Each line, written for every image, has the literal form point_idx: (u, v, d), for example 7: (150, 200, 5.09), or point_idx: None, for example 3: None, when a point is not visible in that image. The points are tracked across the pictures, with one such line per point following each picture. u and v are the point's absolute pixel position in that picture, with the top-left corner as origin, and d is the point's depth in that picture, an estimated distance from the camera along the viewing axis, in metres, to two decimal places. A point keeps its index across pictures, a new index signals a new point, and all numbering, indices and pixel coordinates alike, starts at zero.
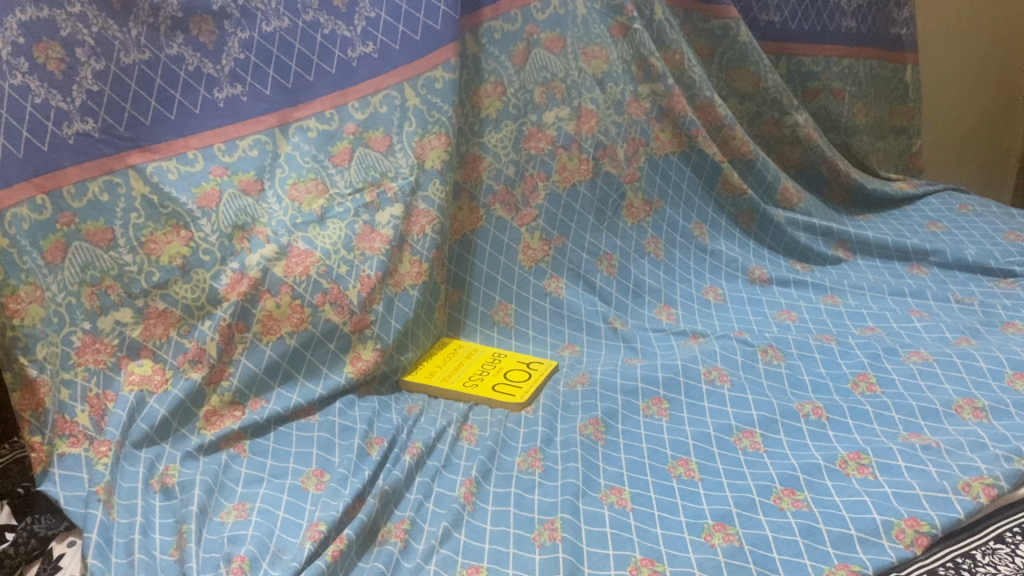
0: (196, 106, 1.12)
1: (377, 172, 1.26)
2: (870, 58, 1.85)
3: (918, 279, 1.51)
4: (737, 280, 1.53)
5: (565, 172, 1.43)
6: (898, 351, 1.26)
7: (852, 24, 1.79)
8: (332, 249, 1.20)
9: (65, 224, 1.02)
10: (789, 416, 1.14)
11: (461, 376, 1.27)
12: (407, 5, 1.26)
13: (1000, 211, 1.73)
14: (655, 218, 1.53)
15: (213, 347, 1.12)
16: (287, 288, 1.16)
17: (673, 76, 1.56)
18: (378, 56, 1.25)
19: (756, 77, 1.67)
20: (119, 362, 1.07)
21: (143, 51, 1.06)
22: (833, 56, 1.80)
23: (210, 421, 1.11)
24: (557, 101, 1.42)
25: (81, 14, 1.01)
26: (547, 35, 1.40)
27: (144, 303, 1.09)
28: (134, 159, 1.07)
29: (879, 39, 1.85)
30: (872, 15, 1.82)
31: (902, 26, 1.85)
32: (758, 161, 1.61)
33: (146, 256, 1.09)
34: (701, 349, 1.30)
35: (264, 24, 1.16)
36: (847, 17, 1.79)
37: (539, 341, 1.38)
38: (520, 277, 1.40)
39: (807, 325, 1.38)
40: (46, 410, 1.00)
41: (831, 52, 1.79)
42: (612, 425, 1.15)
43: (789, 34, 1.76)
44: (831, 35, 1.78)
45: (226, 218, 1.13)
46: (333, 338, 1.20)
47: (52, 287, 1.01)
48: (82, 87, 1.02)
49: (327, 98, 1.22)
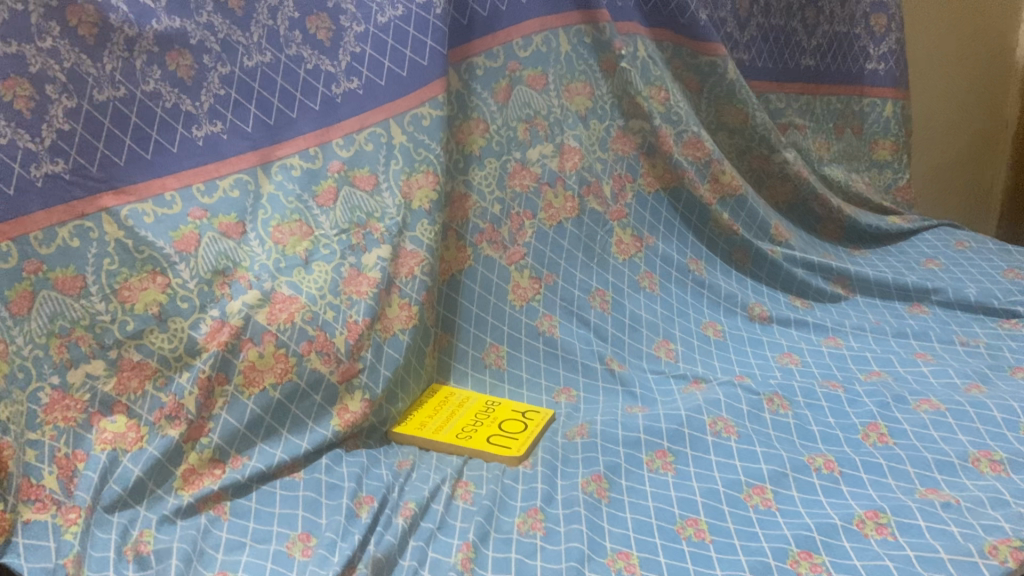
0: (173, 144, 1.05)
1: (363, 213, 1.19)
2: (834, 95, 1.85)
3: (920, 319, 1.47)
4: (736, 316, 1.47)
5: (551, 210, 1.38)
6: (907, 399, 1.21)
7: (811, 61, 1.80)
8: (318, 294, 1.13)
9: (32, 272, 0.96)
10: (800, 470, 1.09)
11: (453, 428, 1.20)
12: (393, 40, 1.20)
13: (997, 247, 1.69)
14: (646, 254, 1.47)
15: (191, 403, 1.05)
16: (270, 337, 1.09)
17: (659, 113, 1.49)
18: (363, 92, 1.19)
19: (744, 114, 1.63)
20: (91, 419, 1.01)
21: (118, 88, 1.00)
22: (793, 93, 1.80)
23: (188, 481, 1.04)
24: (540, 139, 1.37)
25: (52, 49, 0.95)
26: (530, 72, 1.35)
27: (117, 354, 1.02)
28: (108, 202, 1.01)
29: (848, 76, 1.85)
30: (832, 52, 1.82)
31: (876, 61, 1.85)
32: (749, 198, 1.56)
33: (120, 304, 1.02)
34: (704, 396, 1.23)
35: (245, 58, 1.10)
36: (807, 54, 1.80)
37: (533, 384, 1.31)
38: (511, 317, 1.33)
39: (811, 369, 1.32)
40: (10, 474, 0.94)
41: (791, 90, 1.79)
42: (616, 481, 1.09)
43: (752, 72, 1.74)
44: (792, 72, 1.79)
45: (206, 263, 1.07)
46: (319, 389, 1.13)
47: (18, 340, 0.95)
48: (52, 126, 0.96)
49: (311, 135, 1.16)
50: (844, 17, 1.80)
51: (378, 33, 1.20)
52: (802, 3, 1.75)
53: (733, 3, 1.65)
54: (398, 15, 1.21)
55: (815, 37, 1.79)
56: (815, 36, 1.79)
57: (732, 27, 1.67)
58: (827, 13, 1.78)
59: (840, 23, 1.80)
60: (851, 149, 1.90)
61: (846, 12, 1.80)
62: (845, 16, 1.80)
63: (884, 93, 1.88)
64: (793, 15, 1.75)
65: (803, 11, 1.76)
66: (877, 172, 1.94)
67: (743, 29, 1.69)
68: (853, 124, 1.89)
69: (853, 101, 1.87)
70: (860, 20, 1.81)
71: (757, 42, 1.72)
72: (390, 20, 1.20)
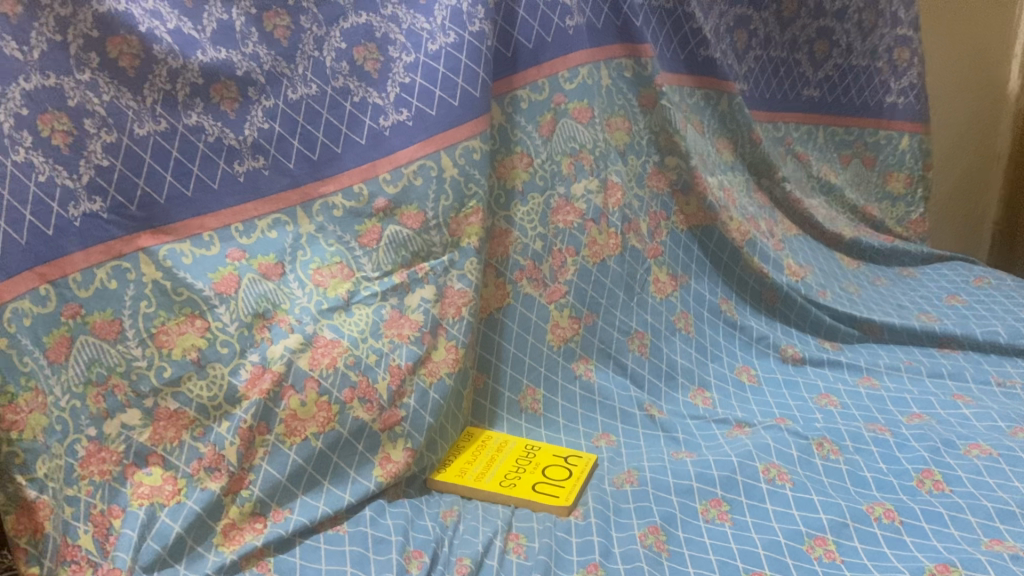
0: (214, 181, 1.00)
1: (409, 252, 1.15)
2: (850, 126, 1.84)
3: (951, 359, 1.45)
4: (769, 358, 1.46)
5: (595, 247, 1.34)
6: (957, 444, 1.19)
7: (815, 92, 1.80)
8: (360, 337, 1.09)
9: (70, 316, 0.90)
10: (860, 520, 1.06)
11: (495, 475, 1.16)
12: (444, 68, 1.15)
13: (1017, 284, 1.68)
14: (681, 293, 1.45)
15: (232, 454, 1.00)
16: (312, 383, 1.05)
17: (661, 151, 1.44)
18: (413, 124, 1.14)
19: (730, 143, 1.57)
20: (126, 472, 0.95)
21: (159, 121, 0.95)
22: (793, 122, 1.77)
23: (228, 536, 0.99)
24: (585, 173, 1.33)
25: (91, 81, 0.90)
26: (575, 104, 1.32)
27: (153, 402, 0.97)
28: (146, 242, 0.96)
29: (864, 109, 1.84)
30: (844, 84, 1.81)
31: (897, 95, 1.82)
32: (759, 242, 1.50)
33: (157, 349, 0.97)
34: (752, 441, 1.21)
35: (289, 91, 1.05)
36: (810, 85, 1.79)
37: (571, 430, 1.28)
38: (548, 357, 1.31)
39: (851, 412, 1.30)
40: (46, 535, 0.87)
41: (790, 119, 1.76)
42: (674, 532, 1.05)
43: (752, 104, 1.69)
44: (793, 102, 1.77)
45: (246, 305, 1.03)
46: (361, 438, 1.09)
47: (55, 391, 0.89)
48: (91, 162, 0.90)
49: (356, 171, 1.11)
50: (864, 51, 1.78)
51: (429, 62, 1.15)
52: (809, 36, 1.75)
53: (732, 36, 1.59)
54: (450, 42, 1.15)
55: (822, 70, 1.78)
56: (822, 69, 1.78)
57: (733, 60, 1.60)
58: (842, 47, 1.77)
59: (858, 57, 1.78)
60: (859, 177, 1.89)
61: (867, 46, 1.77)
62: (865, 50, 1.78)
63: (903, 127, 1.84)
64: (797, 48, 1.75)
65: (811, 45, 1.76)
66: (890, 205, 1.92)
67: (742, 60, 1.64)
68: (866, 155, 1.88)
69: (867, 133, 1.85)
70: (883, 54, 1.78)
71: (754, 74, 1.68)
72: (441, 48, 1.15)
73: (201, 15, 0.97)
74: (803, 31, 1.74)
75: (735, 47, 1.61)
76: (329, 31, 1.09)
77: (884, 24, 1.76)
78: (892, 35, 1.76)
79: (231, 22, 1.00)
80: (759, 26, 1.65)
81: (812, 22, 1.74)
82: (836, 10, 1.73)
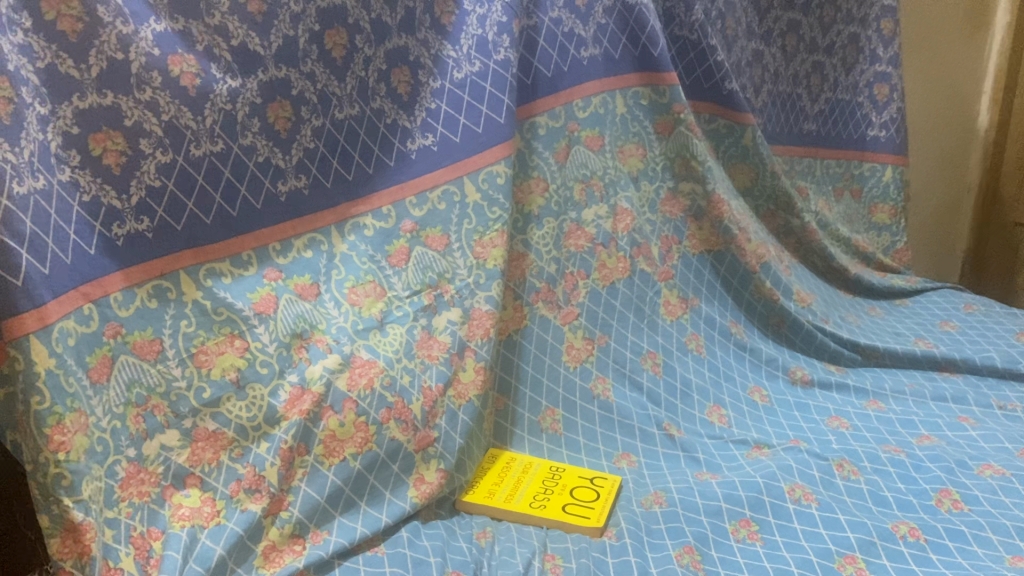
0: (259, 201, 1.01)
1: (434, 273, 1.16)
2: (838, 158, 1.86)
3: (952, 382, 1.48)
4: (779, 379, 1.49)
5: (604, 270, 1.37)
6: (970, 464, 1.23)
7: (813, 126, 1.82)
8: (394, 357, 1.09)
9: (111, 335, 0.88)
10: (887, 538, 1.08)
11: (524, 496, 1.17)
12: (469, 96, 1.17)
13: (1004, 310, 1.74)
14: (692, 316, 1.48)
15: (272, 475, 0.99)
16: (351, 404, 1.05)
17: (679, 176, 1.47)
18: (438, 149, 1.16)
19: (753, 171, 1.61)
20: (164, 494, 0.93)
21: (217, 142, 0.95)
22: (798, 156, 1.79)
23: (268, 558, 0.98)
24: (595, 199, 1.36)
25: (151, 101, 0.89)
26: (588, 132, 1.34)
27: (192, 423, 0.95)
28: (187, 261, 0.95)
29: (850, 142, 1.87)
30: (833, 118, 1.84)
31: (878, 128, 1.86)
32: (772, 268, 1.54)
33: (197, 369, 0.96)
34: (775, 462, 1.24)
35: (337, 109, 1.07)
36: (809, 119, 1.82)
37: (592, 449, 1.29)
38: (565, 378, 1.32)
39: (862, 433, 1.34)
40: (93, 558, 0.83)
41: (797, 153, 1.78)
42: (708, 552, 1.07)
43: (766, 137, 1.71)
44: (796, 137, 1.79)
45: (285, 326, 1.03)
46: (396, 458, 1.09)
47: (98, 411, 0.86)
48: (142, 183, 0.89)
49: (385, 194, 1.13)
50: (847, 85, 1.83)
51: (455, 89, 1.17)
52: (806, 71, 1.78)
53: (751, 71, 1.64)
54: (475, 71, 1.18)
55: (817, 104, 1.81)
56: (817, 102, 1.81)
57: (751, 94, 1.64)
58: (830, 81, 1.81)
59: (843, 92, 1.83)
60: (849, 212, 1.90)
61: (850, 81, 1.83)
62: (848, 84, 1.83)
63: (885, 159, 1.88)
64: (798, 83, 1.77)
65: (808, 79, 1.79)
66: (875, 235, 1.95)
67: (758, 94, 1.66)
68: (852, 187, 1.89)
69: (852, 165, 1.88)
70: (863, 90, 1.84)
71: (768, 108, 1.70)
72: (467, 76, 1.17)
73: (269, 32, 0.98)
74: (802, 65, 1.77)
75: (753, 81, 1.64)
76: (377, 51, 1.10)
77: (864, 60, 1.82)
78: (871, 71, 1.82)
79: (297, 39, 1.01)
80: (768, 60, 1.69)
81: (808, 57, 1.78)
82: (825, 45, 1.79)
